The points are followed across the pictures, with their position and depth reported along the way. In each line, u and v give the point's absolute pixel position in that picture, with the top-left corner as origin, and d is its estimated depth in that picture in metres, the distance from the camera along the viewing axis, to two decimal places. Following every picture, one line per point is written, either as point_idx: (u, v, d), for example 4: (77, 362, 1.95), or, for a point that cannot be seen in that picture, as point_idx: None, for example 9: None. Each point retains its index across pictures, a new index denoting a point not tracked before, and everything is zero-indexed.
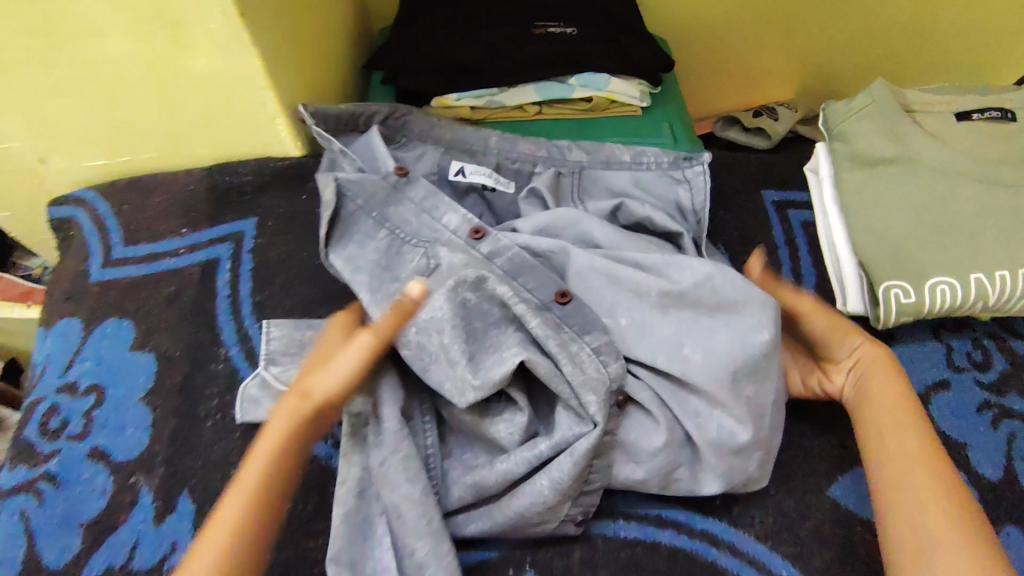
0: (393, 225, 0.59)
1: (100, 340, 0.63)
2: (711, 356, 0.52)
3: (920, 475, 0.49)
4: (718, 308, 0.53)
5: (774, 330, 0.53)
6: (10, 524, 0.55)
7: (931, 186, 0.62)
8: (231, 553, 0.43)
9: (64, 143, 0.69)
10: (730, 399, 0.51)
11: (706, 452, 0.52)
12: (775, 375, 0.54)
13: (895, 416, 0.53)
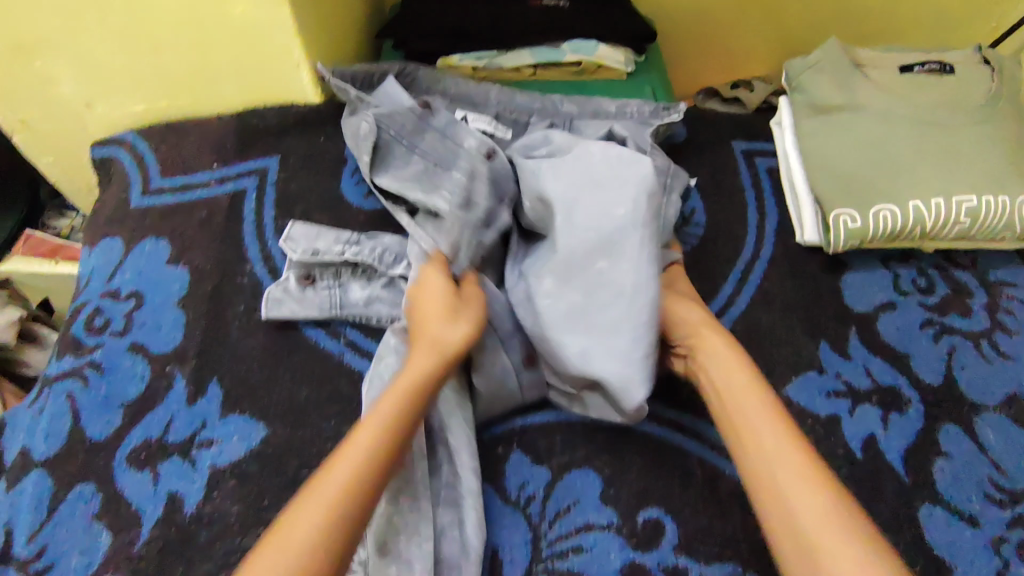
0: (423, 151, 0.70)
1: (140, 254, 0.71)
2: (579, 222, 0.59)
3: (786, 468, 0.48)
4: (605, 181, 0.60)
5: (631, 207, 0.58)
6: (59, 403, 0.62)
7: (876, 129, 0.70)
8: (358, 483, 0.47)
9: (111, 89, 0.78)
10: (577, 265, 0.58)
11: (557, 326, 0.58)
12: (632, 254, 0.57)
13: (753, 412, 0.52)
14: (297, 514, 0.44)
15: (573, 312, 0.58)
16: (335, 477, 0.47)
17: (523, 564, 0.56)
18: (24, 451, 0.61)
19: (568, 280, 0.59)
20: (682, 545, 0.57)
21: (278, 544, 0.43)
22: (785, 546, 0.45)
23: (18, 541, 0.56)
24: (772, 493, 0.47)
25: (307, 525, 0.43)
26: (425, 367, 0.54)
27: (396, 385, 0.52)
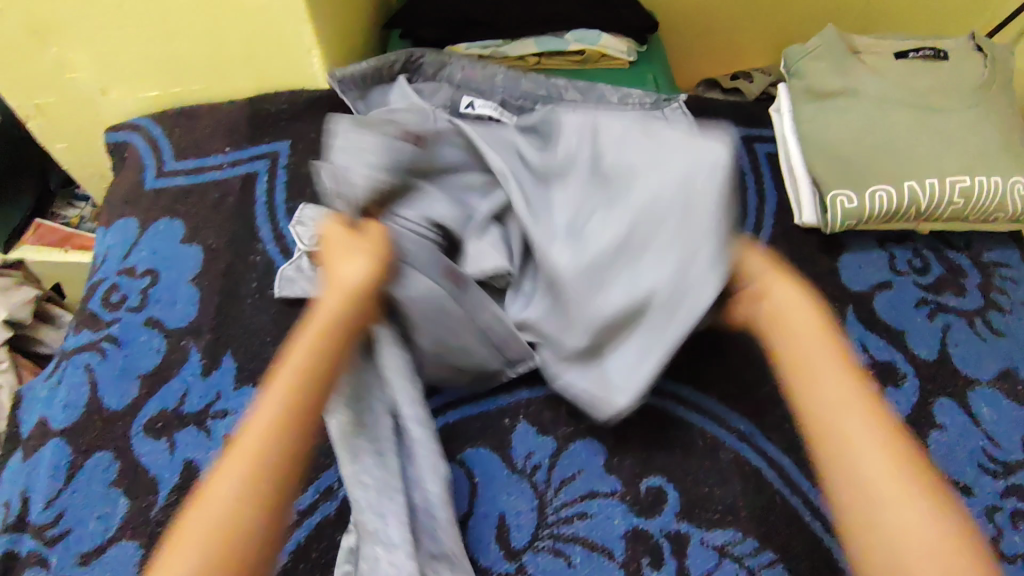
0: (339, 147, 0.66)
1: (154, 234, 0.73)
2: (639, 166, 0.58)
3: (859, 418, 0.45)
4: (665, 138, 0.58)
5: (705, 155, 0.56)
6: (77, 375, 0.64)
7: (873, 114, 0.72)
8: (264, 447, 0.43)
9: (125, 75, 0.80)
10: (632, 207, 0.57)
11: (601, 262, 0.56)
12: (694, 191, 0.55)
13: (818, 350, 0.49)
14: (217, 483, 0.41)
15: (614, 250, 0.56)
16: (242, 446, 0.43)
17: (529, 529, 0.58)
18: (42, 421, 0.62)
19: (613, 216, 0.57)
20: (683, 512, 0.59)
21: (197, 521, 0.40)
22: (845, 490, 0.43)
23: (37, 507, 0.58)
24: (837, 431, 0.45)
25: (229, 488, 0.41)
26: (335, 312, 0.50)
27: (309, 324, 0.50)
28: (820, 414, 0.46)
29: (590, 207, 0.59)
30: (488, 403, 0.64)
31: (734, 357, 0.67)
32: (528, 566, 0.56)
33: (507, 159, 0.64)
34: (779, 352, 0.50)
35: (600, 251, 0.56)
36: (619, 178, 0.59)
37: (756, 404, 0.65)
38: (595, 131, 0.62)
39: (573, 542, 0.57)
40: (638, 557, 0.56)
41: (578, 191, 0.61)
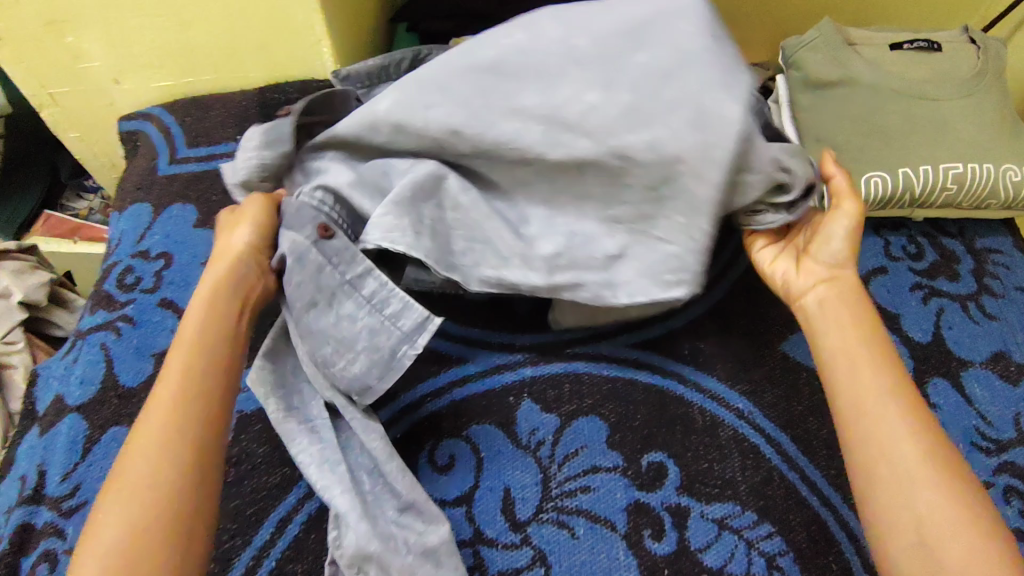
0: None
1: (167, 219, 0.75)
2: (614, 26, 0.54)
3: (894, 417, 0.48)
4: (612, 2, 0.56)
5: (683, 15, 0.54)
6: (93, 353, 0.66)
7: (868, 102, 0.75)
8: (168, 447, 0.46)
9: (139, 64, 0.81)
10: (623, 70, 0.53)
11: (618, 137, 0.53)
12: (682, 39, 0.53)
13: (860, 354, 0.51)
14: (127, 458, 0.46)
15: (633, 121, 0.52)
16: (143, 450, 0.45)
17: (534, 502, 0.59)
18: (58, 397, 0.64)
19: (610, 93, 0.53)
20: (683, 487, 0.60)
21: (116, 490, 0.44)
22: (879, 471, 0.46)
23: (53, 480, 0.59)
24: (868, 416, 0.48)
25: (138, 459, 0.45)
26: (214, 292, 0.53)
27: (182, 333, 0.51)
28: (859, 400, 0.49)
29: (581, 90, 0.53)
30: (493, 382, 0.66)
31: (733, 338, 0.69)
32: (533, 537, 0.58)
33: (484, 54, 0.55)
34: (820, 343, 0.54)
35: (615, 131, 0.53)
36: (604, 54, 0.54)
37: (755, 384, 0.66)
38: (554, 20, 0.55)
39: (576, 515, 0.59)
40: (639, 529, 0.58)
41: (563, 76, 0.54)
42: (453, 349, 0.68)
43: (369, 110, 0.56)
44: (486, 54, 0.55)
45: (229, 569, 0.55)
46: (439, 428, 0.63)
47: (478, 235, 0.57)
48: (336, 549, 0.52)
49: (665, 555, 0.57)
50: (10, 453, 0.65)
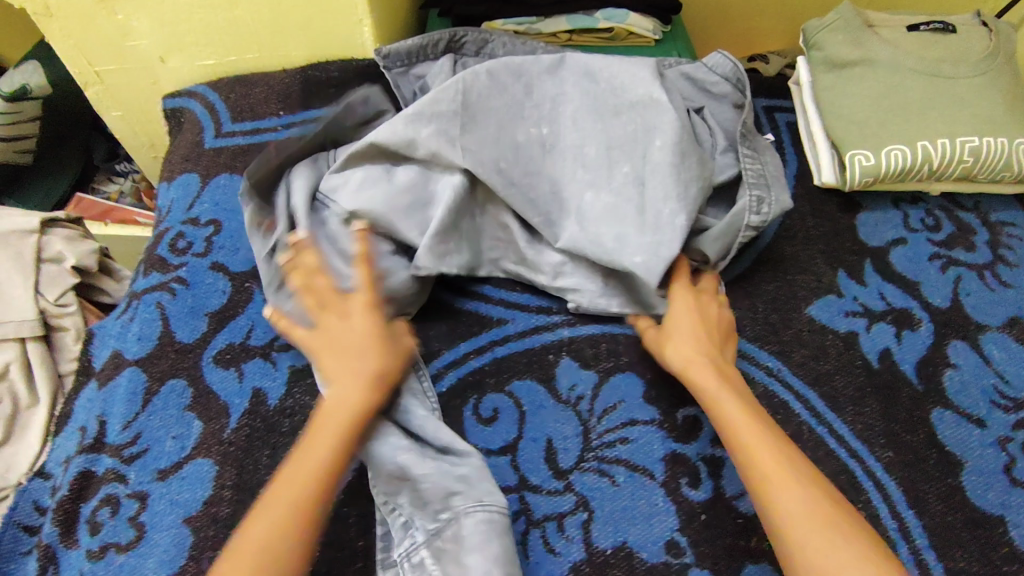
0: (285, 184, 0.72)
1: (216, 188, 0.78)
2: (609, 138, 0.69)
3: (767, 458, 0.51)
4: (616, 112, 0.70)
5: (666, 140, 0.67)
6: (149, 312, 0.68)
7: (885, 79, 0.78)
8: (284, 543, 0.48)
9: (186, 43, 0.84)
10: (614, 178, 0.67)
11: (595, 225, 0.66)
12: (665, 160, 0.67)
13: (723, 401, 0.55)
14: (245, 538, 0.48)
15: (608, 207, 0.66)
16: (258, 530, 0.48)
17: (575, 452, 0.62)
18: (117, 352, 0.67)
19: (600, 185, 0.67)
20: (718, 440, 0.63)
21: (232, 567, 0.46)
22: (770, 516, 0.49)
23: (114, 429, 0.62)
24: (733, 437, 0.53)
25: (256, 548, 0.47)
26: (350, 395, 0.54)
27: (323, 420, 0.54)
28: (742, 444, 0.52)
29: (581, 187, 0.68)
30: (533, 341, 0.69)
31: (760, 302, 0.72)
32: (575, 484, 0.60)
33: (517, 129, 0.69)
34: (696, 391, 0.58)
35: (596, 211, 0.66)
36: (605, 160, 0.68)
37: (783, 344, 0.69)
38: (574, 122, 0.70)
39: (616, 464, 0.61)
40: (676, 476, 0.61)
41: (570, 157, 0.69)
42: (492, 311, 0.71)
43: (414, 139, 0.67)
44: (517, 128, 0.69)
45: None
46: (483, 383, 0.66)
47: (504, 237, 0.71)
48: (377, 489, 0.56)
49: (703, 501, 0.60)
50: (66, 408, 0.67)
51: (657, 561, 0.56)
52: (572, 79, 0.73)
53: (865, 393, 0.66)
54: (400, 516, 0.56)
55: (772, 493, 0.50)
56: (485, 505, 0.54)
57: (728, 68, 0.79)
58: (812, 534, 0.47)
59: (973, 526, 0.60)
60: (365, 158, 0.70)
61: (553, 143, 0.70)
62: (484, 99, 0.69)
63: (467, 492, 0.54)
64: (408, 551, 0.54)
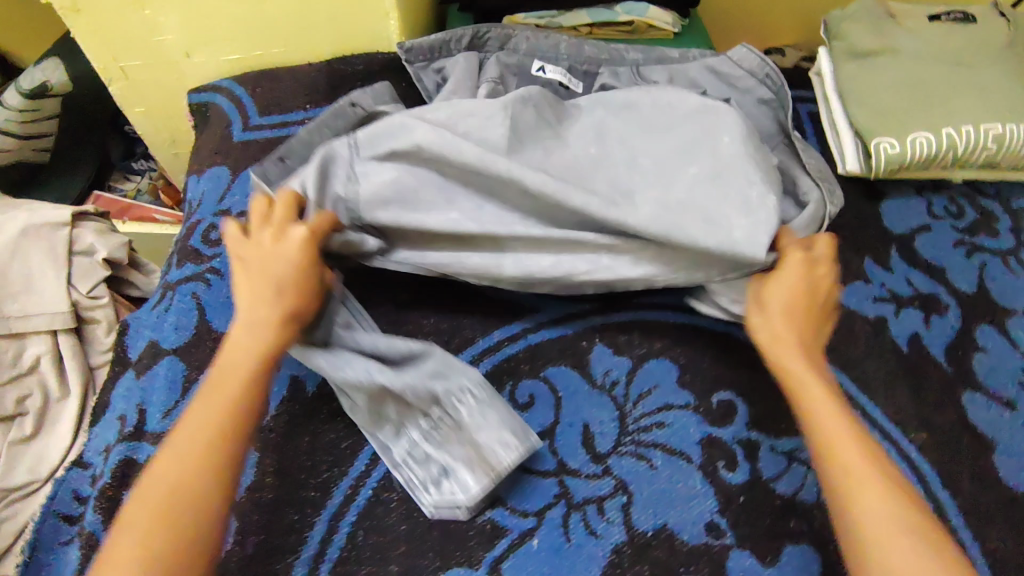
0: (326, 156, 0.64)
1: (246, 181, 0.80)
2: (659, 150, 0.65)
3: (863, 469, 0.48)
4: (668, 123, 0.67)
5: (734, 137, 0.64)
6: (184, 301, 0.69)
7: (910, 68, 0.79)
8: (197, 472, 0.46)
9: (211, 38, 0.85)
10: (680, 181, 0.63)
11: (677, 214, 0.60)
12: (733, 157, 0.63)
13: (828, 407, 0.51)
14: (158, 468, 0.47)
15: (683, 202, 0.61)
16: (172, 461, 0.46)
17: (612, 436, 0.62)
18: (153, 342, 0.67)
19: (668, 185, 0.62)
20: (752, 423, 0.64)
21: (147, 495, 0.45)
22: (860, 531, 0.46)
23: (155, 417, 0.62)
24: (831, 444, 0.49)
25: (169, 478, 0.46)
26: (259, 332, 0.52)
27: (238, 346, 0.52)
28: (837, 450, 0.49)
29: (644, 187, 0.63)
30: (567, 327, 0.69)
31: None
32: (614, 468, 0.61)
33: (566, 151, 0.66)
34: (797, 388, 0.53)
35: (669, 203, 0.61)
36: (662, 168, 0.64)
37: None
38: (621, 139, 0.67)
39: (653, 448, 0.62)
40: (713, 460, 0.61)
41: (623, 166, 0.65)
42: (524, 298, 0.71)
43: (458, 143, 0.61)
44: (566, 151, 0.66)
45: (329, 496, 0.59)
46: (518, 369, 0.66)
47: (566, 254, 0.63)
48: (358, 412, 0.59)
49: (740, 484, 0.60)
50: (103, 398, 0.67)
51: (698, 543, 0.57)
52: (614, 96, 0.71)
53: (897, 376, 0.67)
54: (390, 425, 0.59)
55: (853, 493, 0.47)
56: (468, 390, 0.58)
57: (754, 62, 0.81)
58: (890, 542, 0.44)
59: (1006, 505, 0.61)
60: (398, 156, 0.63)
61: (603, 159, 0.66)
62: (529, 125, 0.66)
63: (447, 383, 0.58)
64: (409, 448, 0.59)
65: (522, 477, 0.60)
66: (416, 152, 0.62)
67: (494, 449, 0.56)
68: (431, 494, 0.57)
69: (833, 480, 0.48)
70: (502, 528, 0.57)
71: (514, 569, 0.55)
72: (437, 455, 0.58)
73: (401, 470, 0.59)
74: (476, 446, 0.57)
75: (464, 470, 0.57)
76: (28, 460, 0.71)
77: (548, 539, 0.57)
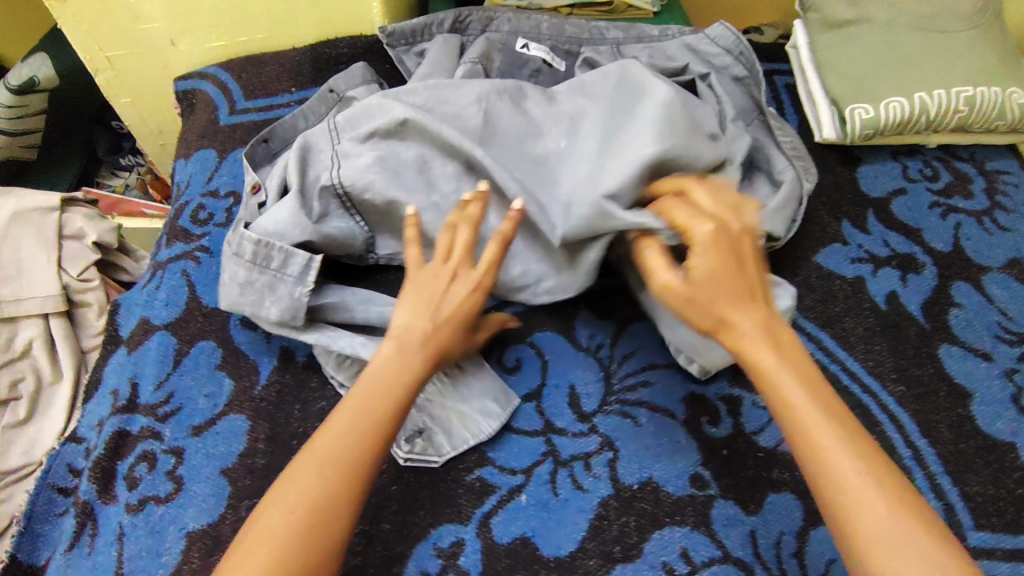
0: (308, 145, 0.68)
1: (233, 162, 0.81)
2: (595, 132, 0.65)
3: (846, 467, 0.45)
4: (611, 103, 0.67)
5: (659, 112, 0.62)
6: (175, 278, 0.71)
7: (882, 37, 0.81)
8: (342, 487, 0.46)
9: (196, 26, 0.86)
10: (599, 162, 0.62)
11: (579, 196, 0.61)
12: (650, 132, 0.61)
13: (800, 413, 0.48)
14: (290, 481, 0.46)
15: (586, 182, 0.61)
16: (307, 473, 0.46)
17: (598, 396, 0.64)
18: (144, 319, 0.68)
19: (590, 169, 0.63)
20: (734, 380, 0.65)
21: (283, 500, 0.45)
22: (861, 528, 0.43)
23: (147, 390, 0.63)
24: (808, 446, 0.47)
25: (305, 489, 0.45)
26: (400, 374, 0.50)
27: (384, 368, 0.51)
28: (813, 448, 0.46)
29: (571, 175, 0.64)
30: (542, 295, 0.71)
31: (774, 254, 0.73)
32: (600, 426, 0.62)
33: (532, 143, 0.67)
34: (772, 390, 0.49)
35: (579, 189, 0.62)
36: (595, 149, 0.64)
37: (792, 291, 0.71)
38: (573, 125, 0.67)
39: (638, 406, 0.63)
40: (697, 416, 0.62)
41: (570, 157, 0.65)
42: None
43: (439, 125, 0.63)
44: (533, 144, 0.67)
45: None
46: (505, 335, 0.68)
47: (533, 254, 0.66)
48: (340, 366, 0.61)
49: (724, 437, 0.61)
50: (96, 375, 0.68)
51: (683, 494, 0.58)
52: (576, 85, 0.71)
53: (875, 332, 0.68)
54: None
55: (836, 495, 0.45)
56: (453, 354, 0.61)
57: (729, 40, 0.83)
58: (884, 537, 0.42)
59: (985, 452, 0.62)
60: (379, 137, 0.64)
61: (562, 149, 0.67)
62: (502, 116, 0.67)
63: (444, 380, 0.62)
64: None
65: (510, 437, 0.61)
66: (394, 130, 0.64)
67: (477, 418, 0.61)
68: (405, 447, 0.58)
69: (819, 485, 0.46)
70: (490, 485, 0.58)
71: (503, 524, 0.56)
72: (417, 415, 0.60)
73: None
74: (460, 413, 0.61)
75: (442, 433, 0.60)
76: (21, 443, 0.72)
77: (536, 494, 0.58)
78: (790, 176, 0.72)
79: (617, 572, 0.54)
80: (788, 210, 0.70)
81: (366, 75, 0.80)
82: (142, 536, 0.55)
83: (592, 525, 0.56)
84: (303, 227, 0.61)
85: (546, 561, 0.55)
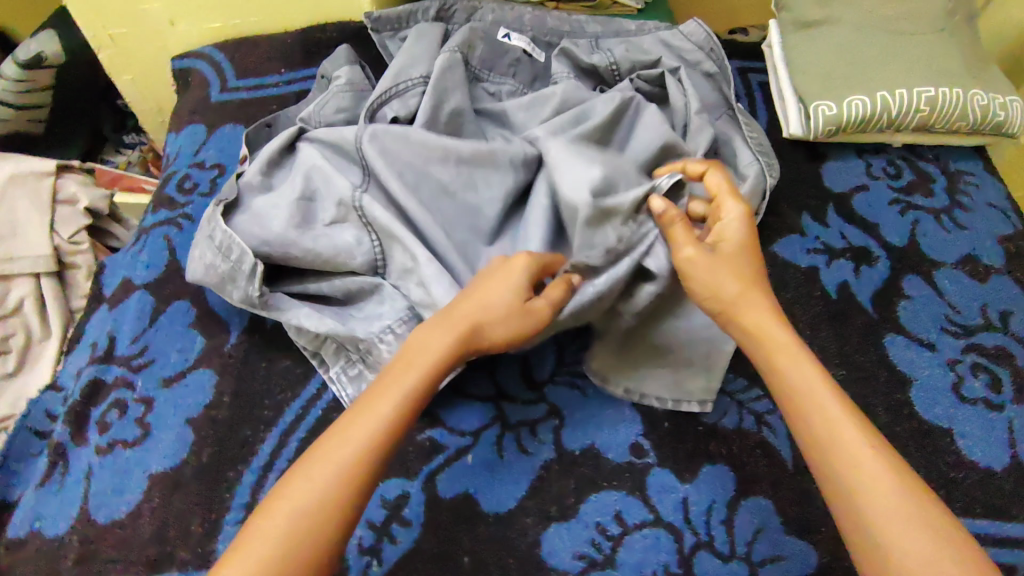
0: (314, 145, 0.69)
1: (220, 137, 0.85)
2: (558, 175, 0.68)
3: (868, 460, 0.46)
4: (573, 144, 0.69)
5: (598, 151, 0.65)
6: (157, 241, 0.75)
7: (849, 38, 0.83)
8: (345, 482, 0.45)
9: (193, 8, 0.90)
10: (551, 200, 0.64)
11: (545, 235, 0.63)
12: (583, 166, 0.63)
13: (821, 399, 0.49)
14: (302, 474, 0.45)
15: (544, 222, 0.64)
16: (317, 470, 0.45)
17: (549, 367, 0.66)
18: (126, 279, 0.72)
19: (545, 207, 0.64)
20: None
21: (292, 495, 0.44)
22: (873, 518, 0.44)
23: (123, 343, 0.67)
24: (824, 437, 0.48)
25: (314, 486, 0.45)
26: (419, 367, 0.50)
27: (410, 363, 0.50)
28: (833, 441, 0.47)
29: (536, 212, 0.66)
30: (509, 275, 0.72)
31: None
32: (549, 395, 0.65)
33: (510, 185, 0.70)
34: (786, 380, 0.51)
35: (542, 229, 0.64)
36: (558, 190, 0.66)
37: None
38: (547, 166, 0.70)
39: (586, 377, 0.66)
40: None
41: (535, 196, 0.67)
42: None
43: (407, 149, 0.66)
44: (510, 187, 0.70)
45: (280, 415, 0.63)
46: None
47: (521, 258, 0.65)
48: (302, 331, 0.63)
49: (667, 410, 0.64)
50: (78, 330, 0.72)
51: (622, 461, 0.61)
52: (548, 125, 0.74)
53: (823, 319, 0.71)
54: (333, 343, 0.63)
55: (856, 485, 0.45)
56: (391, 328, 0.61)
57: (701, 36, 0.87)
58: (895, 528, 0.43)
59: (920, 437, 0.64)
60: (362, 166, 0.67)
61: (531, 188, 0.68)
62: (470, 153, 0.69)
63: (377, 323, 0.62)
64: (344, 366, 0.63)
65: (462, 401, 0.64)
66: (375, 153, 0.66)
67: None
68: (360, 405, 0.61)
69: (837, 480, 0.46)
70: (439, 445, 0.61)
71: (449, 481, 0.59)
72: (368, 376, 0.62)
73: (332, 387, 0.63)
74: None
75: None
76: (9, 394, 0.76)
77: (481, 455, 0.61)
78: (753, 171, 0.75)
79: (552, 530, 0.57)
80: (751, 201, 0.73)
81: (348, 56, 0.83)
82: (111, 476, 0.59)
83: (532, 486, 0.59)
84: (288, 236, 0.62)
85: (486, 515, 0.58)
